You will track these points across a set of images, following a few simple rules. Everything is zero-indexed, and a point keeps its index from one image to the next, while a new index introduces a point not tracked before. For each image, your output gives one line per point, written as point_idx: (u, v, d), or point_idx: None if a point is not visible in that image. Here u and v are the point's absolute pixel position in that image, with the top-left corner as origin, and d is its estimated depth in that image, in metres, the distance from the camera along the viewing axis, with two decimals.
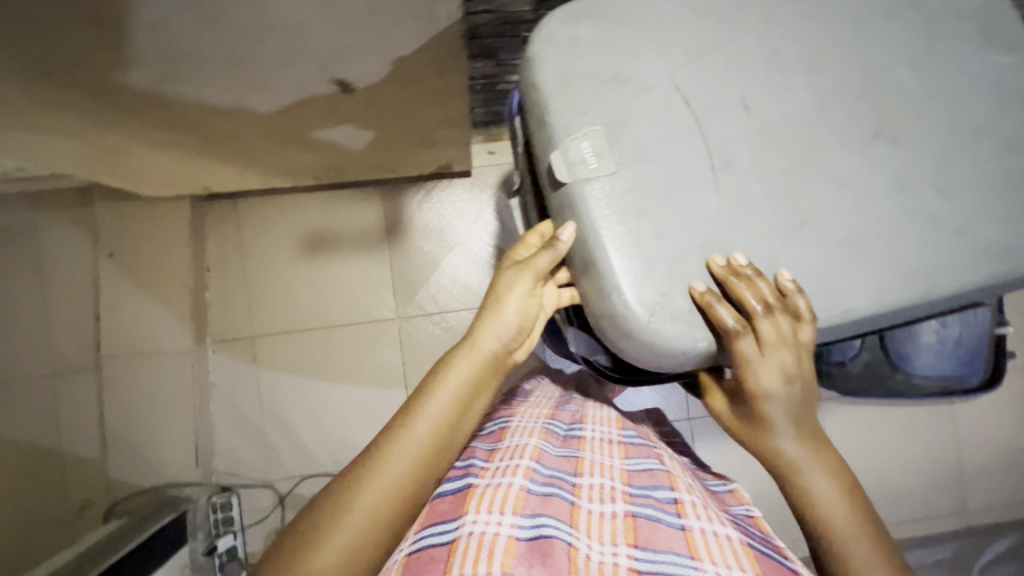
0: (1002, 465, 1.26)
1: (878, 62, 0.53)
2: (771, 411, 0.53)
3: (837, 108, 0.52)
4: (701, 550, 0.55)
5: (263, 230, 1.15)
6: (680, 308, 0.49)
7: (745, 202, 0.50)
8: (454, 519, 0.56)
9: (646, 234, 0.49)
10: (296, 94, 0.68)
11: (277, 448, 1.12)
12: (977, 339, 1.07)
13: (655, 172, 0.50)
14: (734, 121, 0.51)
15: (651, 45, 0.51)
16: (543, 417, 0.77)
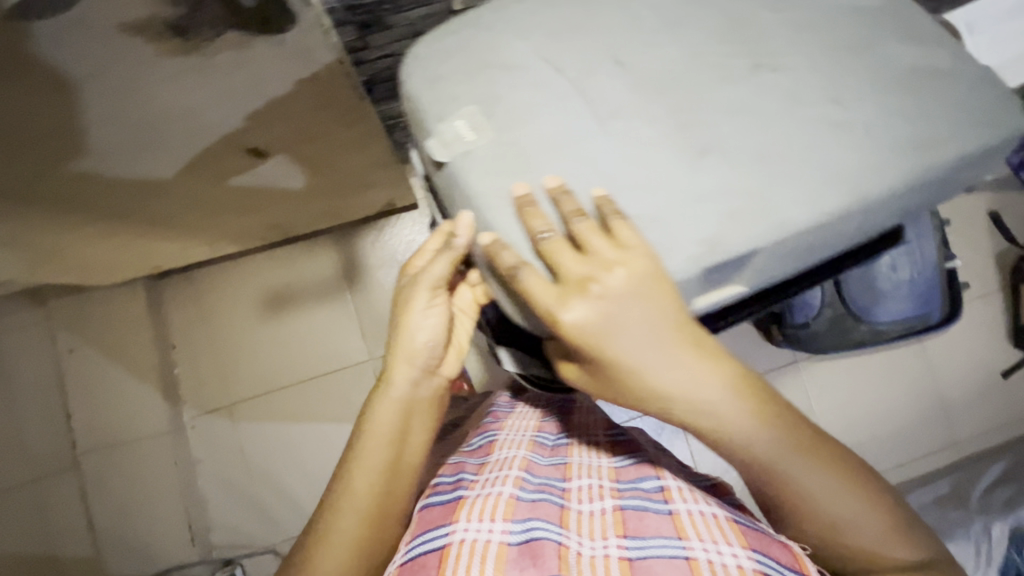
0: (982, 392, 1.29)
1: (759, 22, 0.53)
2: (619, 347, 0.47)
3: (730, 67, 0.51)
4: (689, 530, 0.55)
5: (221, 297, 1.14)
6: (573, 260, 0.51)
7: (636, 142, 0.49)
8: (445, 526, 0.56)
9: (535, 185, 0.50)
10: (214, 164, 0.69)
11: (275, 511, 1.11)
12: (928, 278, 1.11)
13: (536, 129, 0.50)
14: (612, 76, 0.51)
15: (524, 44, 0.52)
16: (531, 428, 0.78)
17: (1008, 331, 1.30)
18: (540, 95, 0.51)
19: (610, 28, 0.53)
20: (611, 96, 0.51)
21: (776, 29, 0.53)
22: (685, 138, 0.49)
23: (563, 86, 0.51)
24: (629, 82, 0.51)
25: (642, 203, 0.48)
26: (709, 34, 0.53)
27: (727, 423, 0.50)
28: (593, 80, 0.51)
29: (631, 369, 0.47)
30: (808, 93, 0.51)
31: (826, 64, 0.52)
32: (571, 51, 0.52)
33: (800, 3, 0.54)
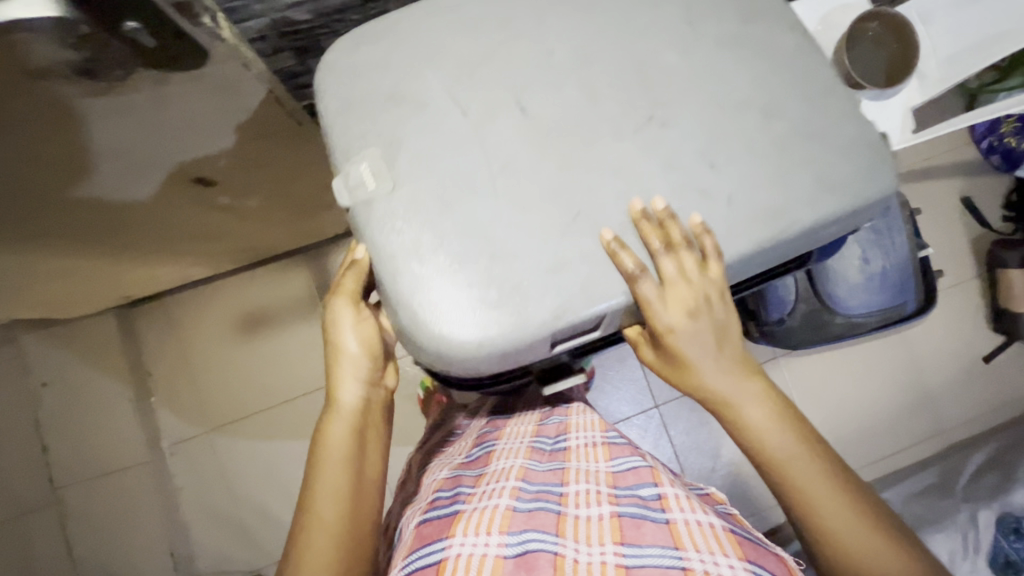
0: (965, 378, 1.29)
1: (678, 35, 0.53)
2: (687, 352, 0.53)
3: (650, 81, 0.52)
4: (686, 539, 0.54)
5: (195, 322, 1.13)
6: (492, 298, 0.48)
7: (523, 202, 0.49)
8: (443, 539, 0.57)
9: (425, 248, 0.49)
10: (163, 194, 0.69)
11: (259, 535, 1.10)
12: (900, 267, 1.10)
13: (431, 183, 0.50)
14: (510, 124, 0.51)
15: (450, 64, 0.52)
16: (529, 435, 0.76)
17: (987, 315, 1.30)
18: (435, 144, 0.50)
19: (539, 46, 0.53)
20: (500, 147, 0.50)
21: (696, 40, 0.54)
22: (555, 199, 0.49)
23: (462, 132, 0.51)
24: (527, 133, 0.51)
25: (513, 269, 0.48)
26: (631, 49, 0.53)
27: (761, 424, 0.54)
28: (491, 126, 0.51)
29: (700, 370, 0.53)
30: (727, 102, 0.52)
31: (747, 75, 0.53)
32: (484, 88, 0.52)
33: (721, 15, 0.54)
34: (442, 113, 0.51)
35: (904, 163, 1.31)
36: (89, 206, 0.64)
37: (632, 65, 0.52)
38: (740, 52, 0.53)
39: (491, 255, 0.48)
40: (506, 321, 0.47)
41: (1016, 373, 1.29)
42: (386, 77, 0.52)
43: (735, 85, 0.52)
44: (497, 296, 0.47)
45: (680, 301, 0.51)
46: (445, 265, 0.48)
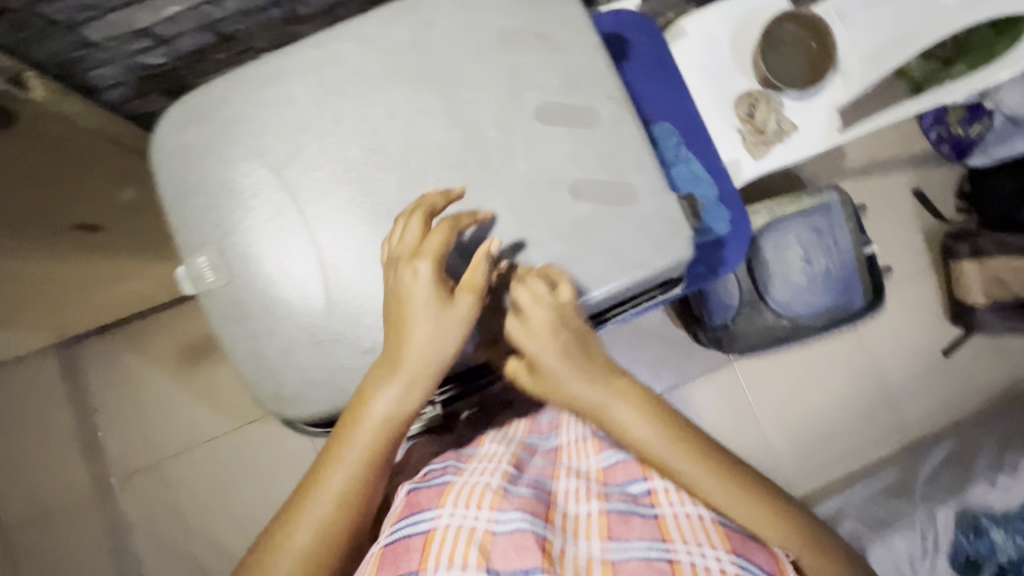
0: (922, 374, 1.27)
1: (522, 72, 0.51)
2: (546, 369, 0.52)
3: (493, 125, 0.51)
4: (673, 533, 0.53)
5: (135, 357, 1.13)
6: (322, 383, 0.51)
7: (347, 290, 0.50)
8: (432, 511, 0.53)
9: (263, 337, 0.51)
10: None
11: (210, 567, 1.10)
12: (845, 267, 1.10)
13: (260, 277, 0.50)
14: (338, 210, 0.50)
15: (288, 119, 0.51)
16: (523, 429, 0.73)
17: (945, 308, 1.28)
18: (266, 229, 0.50)
19: (392, 86, 0.51)
20: (318, 235, 0.50)
21: (541, 77, 0.51)
22: (378, 282, 0.50)
23: (283, 218, 0.50)
24: (354, 214, 0.50)
25: (331, 353, 0.50)
26: (473, 90, 0.51)
27: (625, 425, 0.55)
28: (315, 211, 0.50)
29: (558, 381, 0.53)
30: (574, 143, 0.51)
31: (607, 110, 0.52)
32: (314, 170, 0.50)
33: (568, 46, 0.52)
34: (262, 200, 0.50)
35: (852, 158, 1.29)
36: None
37: (489, 102, 0.51)
38: (602, 86, 0.52)
39: (315, 345, 0.50)
40: (329, 402, 0.51)
41: (976, 366, 1.27)
42: (231, 131, 0.51)
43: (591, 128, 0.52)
44: (321, 380, 0.51)
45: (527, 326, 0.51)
46: (275, 356, 0.51)
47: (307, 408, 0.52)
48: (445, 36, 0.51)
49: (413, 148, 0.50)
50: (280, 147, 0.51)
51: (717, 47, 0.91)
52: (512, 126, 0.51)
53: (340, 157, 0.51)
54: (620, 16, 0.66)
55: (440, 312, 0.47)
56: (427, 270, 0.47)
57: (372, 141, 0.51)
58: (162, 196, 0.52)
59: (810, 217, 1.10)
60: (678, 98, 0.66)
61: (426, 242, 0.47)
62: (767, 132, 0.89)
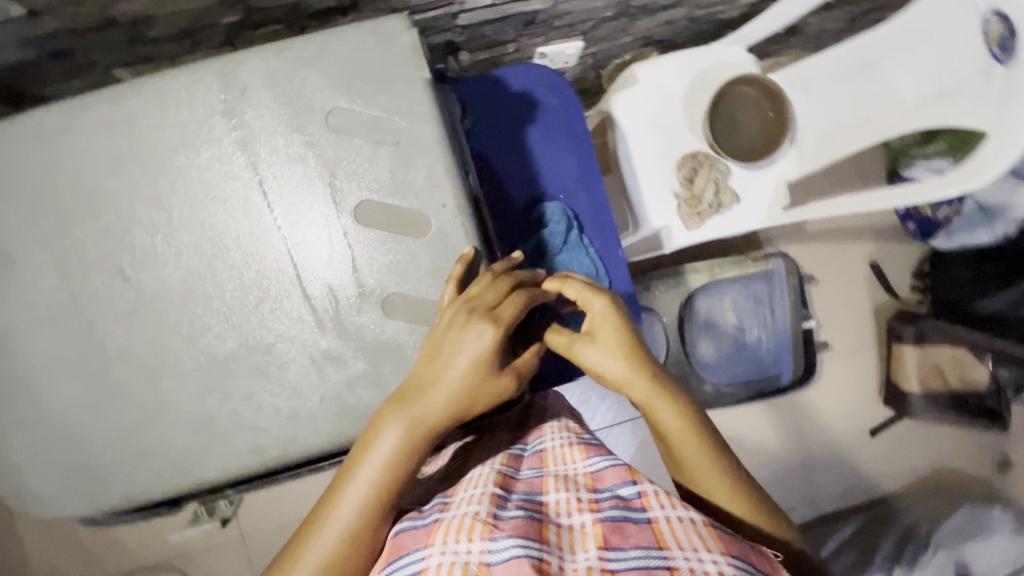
0: (842, 451, 1.25)
1: (352, 145, 0.39)
2: (604, 357, 0.50)
3: (304, 216, 0.39)
4: (671, 539, 0.40)
5: None
6: (77, 495, 0.40)
7: (118, 389, 0.39)
8: (416, 552, 0.38)
9: (11, 426, 0.40)
10: None
11: (93, 551, 1.11)
12: (777, 341, 1.06)
13: (11, 360, 0.39)
14: (115, 293, 0.39)
15: (39, 166, 0.38)
16: (504, 441, 0.57)
17: (880, 388, 1.25)
18: (17, 305, 0.39)
19: (188, 151, 0.39)
20: (133, 300, 0.39)
21: (371, 158, 0.39)
22: (291, 342, 0.39)
23: (31, 296, 0.39)
24: (131, 301, 0.39)
25: (83, 458, 0.40)
26: (282, 159, 0.39)
27: (669, 425, 0.49)
28: (87, 288, 0.39)
29: (613, 368, 0.50)
30: (408, 251, 0.40)
31: (439, 221, 0.40)
32: (64, 251, 0.39)
33: (418, 117, 0.39)
34: (21, 267, 0.39)
35: (814, 223, 1.23)
36: None
37: (301, 195, 0.39)
38: (438, 189, 0.40)
39: (69, 443, 0.39)
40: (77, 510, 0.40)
41: (899, 449, 1.26)
42: None
43: (418, 241, 0.40)
44: (71, 485, 0.40)
45: (595, 328, 0.51)
46: (21, 452, 0.40)
47: (56, 510, 0.40)
48: (254, 84, 0.38)
49: (202, 238, 0.39)
50: (48, 216, 0.39)
51: (669, 99, 0.85)
52: (325, 228, 0.39)
53: (118, 238, 0.39)
54: (533, 72, 0.59)
55: (484, 376, 0.38)
56: (490, 335, 0.38)
57: (157, 222, 0.39)
58: None
59: (750, 284, 1.06)
60: (584, 177, 0.60)
61: (501, 304, 0.39)
62: (703, 203, 0.84)
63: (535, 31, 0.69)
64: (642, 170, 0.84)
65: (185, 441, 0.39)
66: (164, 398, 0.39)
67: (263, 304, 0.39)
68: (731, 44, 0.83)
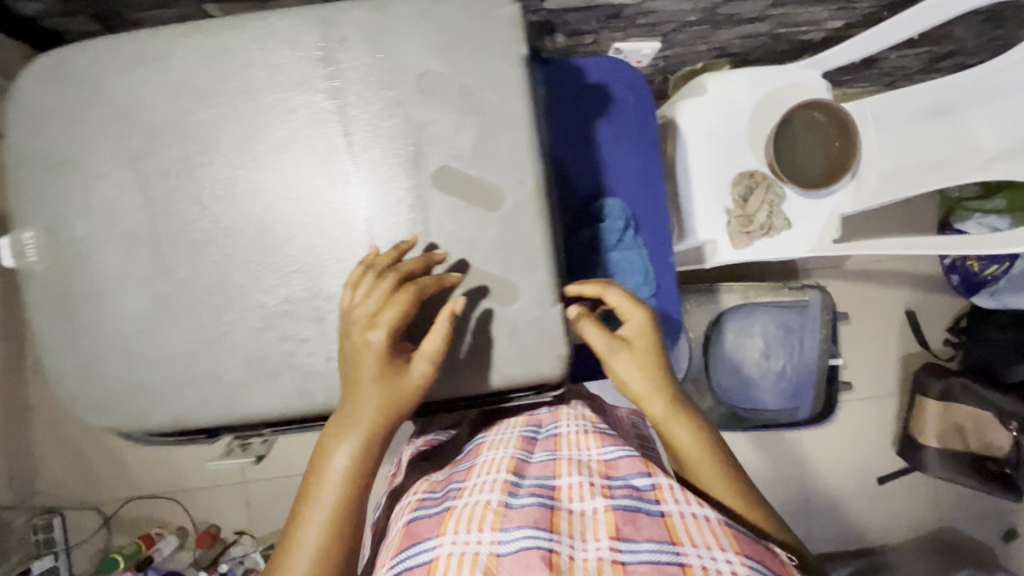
0: (846, 493, 1.24)
1: (441, 110, 0.39)
2: (629, 372, 0.52)
3: (383, 171, 0.39)
4: (680, 534, 0.46)
5: None
6: (132, 407, 0.42)
7: (182, 314, 0.41)
8: (431, 538, 0.47)
9: (77, 333, 0.42)
10: None
11: (101, 471, 1.14)
12: (801, 374, 1.05)
13: (86, 271, 0.41)
14: (193, 221, 0.40)
15: (137, 88, 0.39)
16: (519, 427, 0.63)
17: (895, 436, 1.24)
18: (99, 220, 0.40)
19: (281, 93, 0.39)
20: (207, 231, 0.40)
21: (457, 125, 0.39)
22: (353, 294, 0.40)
23: (111, 214, 0.40)
24: (206, 230, 0.40)
25: (139, 373, 0.41)
26: (372, 114, 0.39)
27: (681, 441, 0.53)
28: (167, 212, 0.40)
29: (635, 382, 0.52)
30: (479, 222, 0.40)
31: (514, 197, 0.40)
32: (144, 176, 0.40)
33: (509, 91, 0.39)
34: (105, 184, 0.40)
35: (855, 261, 1.21)
36: None
37: (381, 153, 0.39)
38: (517, 165, 0.40)
39: (128, 357, 0.41)
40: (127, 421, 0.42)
41: (903, 501, 1.25)
42: (85, 84, 0.40)
43: (489, 213, 0.40)
44: (126, 396, 0.42)
45: (629, 340, 0.52)
46: (84, 357, 0.42)
47: (110, 419, 0.43)
48: (354, 36, 0.39)
49: (282, 182, 0.40)
50: (138, 142, 0.40)
51: (735, 115, 0.84)
52: (400, 190, 0.40)
53: (202, 168, 0.40)
54: (615, 66, 0.58)
55: (393, 375, 0.38)
56: (381, 341, 0.38)
57: (244, 160, 0.40)
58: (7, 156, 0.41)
59: (783, 313, 1.04)
60: (648, 179, 0.59)
61: (384, 308, 0.38)
62: (754, 223, 0.82)
63: (615, 26, 0.69)
64: (697, 182, 0.84)
65: (236, 374, 0.41)
66: (223, 328, 0.41)
67: (333, 252, 0.40)
68: (807, 68, 0.82)
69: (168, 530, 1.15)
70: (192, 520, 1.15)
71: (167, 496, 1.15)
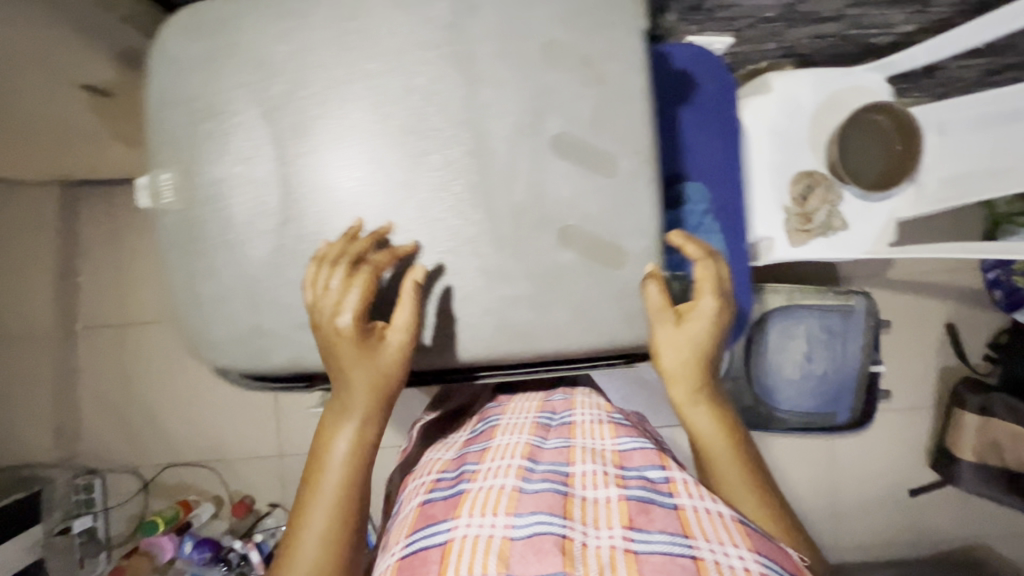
0: (877, 504, 1.24)
1: (565, 76, 0.41)
2: (671, 346, 0.48)
3: (504, 132, 0.41)
4: (695, 527, 0.49)
5: (132, 222, 1.13)
6: (250, 350, 0.44)
7: (306, 261, 0.42)
8: (446, 520, 0.51)
9: (203, 276, 0.44)
10: (58, 88, 0.70)
11: (141, 436, 1.16)
12: (844, 378, 1.05)
13: (216, 215, 0.43)
14: (322, 175, 0.41)
15: (272, 40, 0.41)
16: (533, 413, 0.67)
17: (929, 450, 1.24)
18: (231, 167, 0.42)
19: (412, 53, 0.40)
20: (333, 182, 0.41)
21: (580, 91, 0.41)
22: (467, 250, 0.41)
23: (242, 162, 0.42)
24: (331, 182, 0.41)
25: (261, 317, 0.43)
26: (499, 78, 0.40)
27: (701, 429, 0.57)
28: (297, 162, 0.42)
29: (673, 359, 0.48)
30: (593, 187, 0.41)
31: (629, 164, 0.41)
32: (277, 125, 0.41)
33: (635, 63, 0.41)
34: (238, 131, 0.41)
35: (897, 270, 1.21)
36: None
37: (504, 116, 0.41)
38: (635, 136, 0.41)
39: (251, 302, 0.43)
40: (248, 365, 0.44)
41: (934, 514, 1.24)
42: (224, 33, 0.41)
43: (607, 180, 0.41)
44: (248, 338, 0.44)
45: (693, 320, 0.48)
46: (208, 300, 0.44)
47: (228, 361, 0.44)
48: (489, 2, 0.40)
49: (410, 136, 0.41)
50: (275, 92, 0.41)
51: (798, 114, 0.85)
52: (517, 151, 0.41)
53: (334, 121, 0.41)
54: (700, 54, 0.60)
55: (368, 353, 0.41)
56: (350, 328, 0.40)
57: (372, 114, 0.41)
58: (145, 99, 0.43)
59: (828, 317, 1.04)
60: (728, 167, 0.61)
61: (347, 294, 0.40)
62: (812, 223, 0.84)
63: (694, 19, 0.70)
64: (758, 179, 0.85)
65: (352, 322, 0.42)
66: None
67: (445, 208, 0.41)
68: (872, 71, 0.83)
69: (204, 498, 1.17)
70: (227, 490, 1.17)
71: (204, 465, 1.17)
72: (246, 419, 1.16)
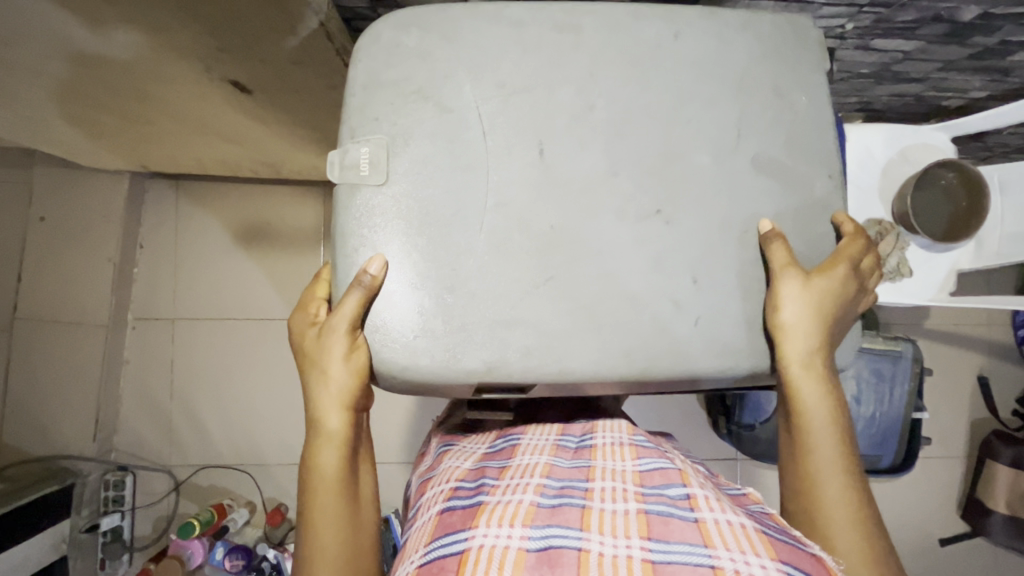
0: (908, 551, 1.24)
1: (715, 110, 0.52)
2: (795, 303, 0.50)
3: (669, 152, 0.51)
4: (715, 538, 0.44)
5: (199, 218, 1.15)
6: (430, 318, 0.50)
7: (504, 246, 0.50)
8: (462, 530, 0.47)
9: (393, 246, 0.50)
10: (193, 85, 0.73)
11: (181, 434, 1.14)
12: (891, 422, 1.07)
13: (427, 188, 0.50)
14: (527, 164, 0.50)
15: (485, 58, 0.50)
16: (553, 432, 0.60)
17: (959, 500, 1.26)
18: (436, 148, 0.50)
19: (598, 80, 0.51)
20: (527, 172, 0.50)
21: (723, 121, 0.52)
22: (635, 248, 0.50)
23: (445, 147, 0.50)
24: (531, 176, 0.50)
25: (458, 306, 0.49)
26: (661, 105, 0.51)
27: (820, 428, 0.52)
28: (497, 154, 0.50)
29: (792, 320, 0.50)
30: (731, 201, 0.52)
31: (809, 198, 0.53)
32: (510, 112, 0.50)
33: (766, 104, 0.53)
34: (451, 120, 0.50)
35: (935, 320, 1.26)
36: (119, 69, 0.68)
37: (701, 129, 0.52)
38: (772, 167, 0.52)
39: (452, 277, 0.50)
40: (441, 334, 0.49)
41: (962, 564, 1.25)
42: (450, 45, 0.51)
43: (788, 209, 0.53)
44: (438, 317, 0.50)
45: (819, 286, 0.51)
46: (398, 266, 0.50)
47: (409, 326, 0.50)
48: (656, 47, 0.51)
49: (593, 147, 0.51)
50: (489, 91, 0.50)
51: (870, 164, 0.89)
52: (678, 167, 0.51)
53: (536, 131, 0.50)
54: None
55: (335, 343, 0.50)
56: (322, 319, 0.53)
57: (567, 127, 0.50)
58: (353, 79, 0.51)
59: (876, 360, 1.07)
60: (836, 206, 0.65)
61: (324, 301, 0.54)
62: (886, 268, 0.87)
63: None
64: None
65: (546, 322, 0.50)
66: (548, 275, 0.50)
67: (617, 207, 0.51)
68: (938, 130, 0.87)
69: (237, 503, 1.13)
70: (262, 497, 1.14)
71: (241, 470, 1.14)
72: (290, 425, 1.14)
